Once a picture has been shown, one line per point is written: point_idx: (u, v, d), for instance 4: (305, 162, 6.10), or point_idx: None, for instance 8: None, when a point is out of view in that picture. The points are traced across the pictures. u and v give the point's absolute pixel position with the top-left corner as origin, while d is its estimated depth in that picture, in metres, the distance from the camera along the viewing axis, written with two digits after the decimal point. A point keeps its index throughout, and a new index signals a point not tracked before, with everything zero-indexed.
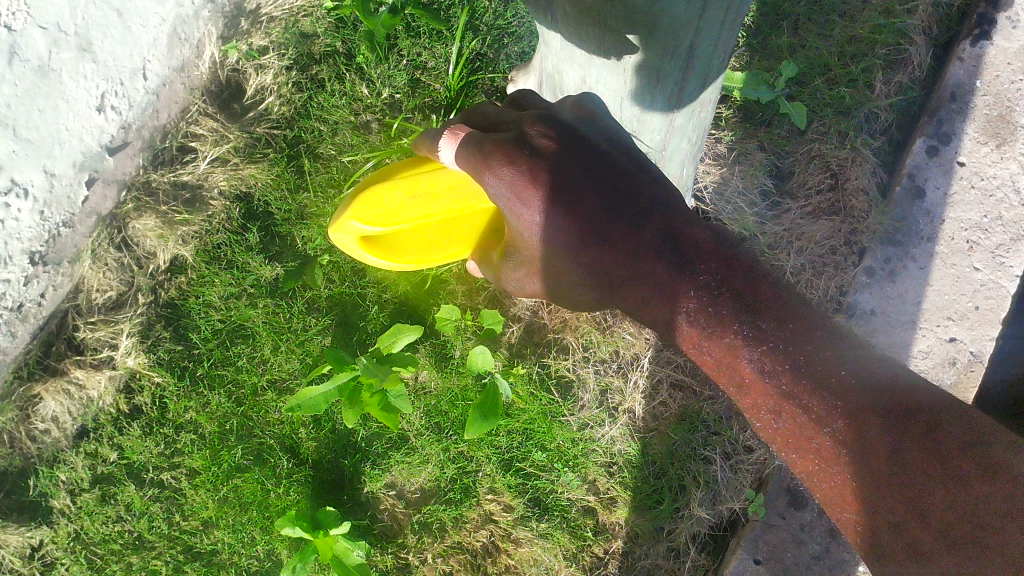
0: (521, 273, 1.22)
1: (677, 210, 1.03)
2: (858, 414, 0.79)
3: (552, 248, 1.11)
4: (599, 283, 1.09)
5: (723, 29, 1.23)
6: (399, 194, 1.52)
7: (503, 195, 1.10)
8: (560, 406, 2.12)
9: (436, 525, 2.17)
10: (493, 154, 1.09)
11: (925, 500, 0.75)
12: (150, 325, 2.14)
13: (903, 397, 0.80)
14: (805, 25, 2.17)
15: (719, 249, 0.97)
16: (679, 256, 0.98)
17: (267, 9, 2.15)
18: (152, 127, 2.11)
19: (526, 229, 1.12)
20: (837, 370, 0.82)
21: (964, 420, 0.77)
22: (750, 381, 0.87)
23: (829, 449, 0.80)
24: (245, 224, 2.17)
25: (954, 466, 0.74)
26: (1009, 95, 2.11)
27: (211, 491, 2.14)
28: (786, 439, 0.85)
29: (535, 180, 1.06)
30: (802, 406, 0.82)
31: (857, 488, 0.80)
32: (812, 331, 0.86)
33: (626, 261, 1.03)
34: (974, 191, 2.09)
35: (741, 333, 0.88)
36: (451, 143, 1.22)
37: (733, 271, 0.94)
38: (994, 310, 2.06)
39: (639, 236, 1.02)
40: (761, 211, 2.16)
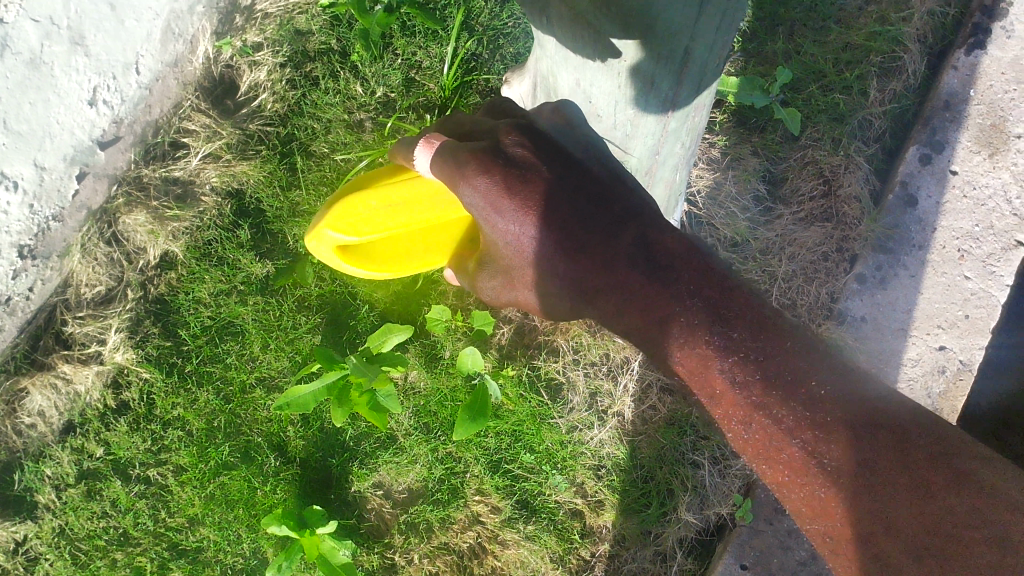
0: (497, 282, 1.19)
1: (652, 219, 1.02)
2: (826, 426, 0.80)
3: (525, 259, 1.08)
4: (571, 294, 1.05)
5: (718, 32, 1.23)
6: (374, 201, 1.51)
7: (478, 205, 1.06)
8: (549, 408, 2.11)
9: (423, 526, 2.16)
10: (467, 164, 1.07)
11: (893, 515, 0.76)
12: (139, 321, 2.13)
13: (872, 409, 0.81)
14: (800, 31, 2.17)
15: (695, 258, 0.95)
16: (653, 264, 0.95)
17: (263, 6, 2.14)
18: (144, 122, 2.11)
19: (500, 237, 1.08)
20: (809, 383, 0.82)
21: (931, 433, 0.79)
22: (721, 392, 0.86)
23: (799, 460, 0.80)
24: (237, 220, 2.17)
25: (923, 479, 0.75)
26: (1001, 104, 2.12)
27: (197, 488, 2.13)
28: (756, 450, 0.84)
29: (509, 190, 1.03)
30: (773, 417, 0.81)
31: (826, 501, 0.80)
32: (784, 340, 0.85)
33: (598, 269, 0.99)
34: (966, 200, 2.10)
35: (713, 342, 0.87)
36: (427, 149, 1.21)
37: (708, 278, 0.92)
38: (984, 319, 2.06)
39: (612, 242, 0.99)
40: (753, 216, 2.15)
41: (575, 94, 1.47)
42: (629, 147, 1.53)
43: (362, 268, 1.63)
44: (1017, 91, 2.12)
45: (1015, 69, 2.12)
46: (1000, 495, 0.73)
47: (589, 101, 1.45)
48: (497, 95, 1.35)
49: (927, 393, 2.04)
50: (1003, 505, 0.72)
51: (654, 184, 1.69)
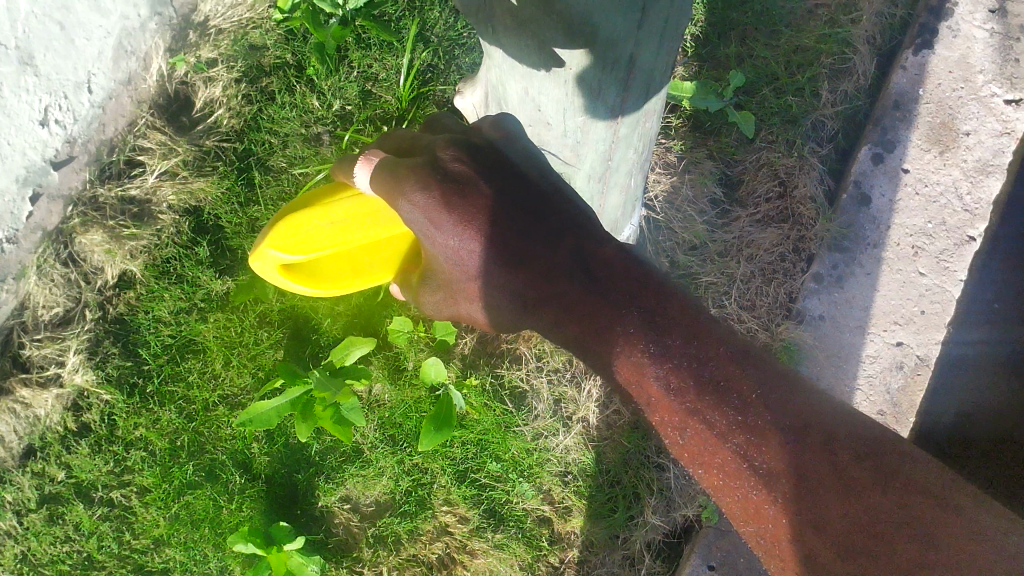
0: (439, 297, 1.21)
1: (590, 233, 1.06)
2: (756, 428, 0.83)
3: (466, 272, 1.10)
4: (511, 306, 1.08)
5: (663, 39, 1.25)
6: (317, 219, 1.52)
7: (418, 220, 1.08)
8: (514, 416, 2.11)
9: (391, 539, 2.16)
10: (405, 180, 1.08)
11: (821, 513, 0.79)
12: (98, 342, 2.11)
13: (800, 411, 0.84)
14: (752, 35, 2.19)
15: (631, 270, 0.99)
16: (590, 275, 0.99)
17: (216, 21, 2.13)
18: (98, 141, 2.11)
19: (441, 252, 1.11)
20: (741, 387, 0.85)
21: (856, 433, 0.83)
22: (656, 398, 0.89)
23: (731, 463, 0.83)
24: (195, 238, 2.15)
25: (848, 477, 0.79)
26: (950, 103, 2.15)
27: (162, 509, 2.12)
28: (692, 454, 0.87)
29: (447, 205, 1.05)
30: (706, 421, 0.85)
31: (758, 502, 0.83)
32: (716, 345, 0.89)
33: (538, 282, 1.03)
34: (918, 197, 2.13)
35: (648, 351, 0.90)
36: (366, 167, 1.24)
37: (643, 288, 0.96)
38: (938, 314, 2.10)
39: (552, 257, 1.03)
40: (710, 219, 2.17)
41: (524, 103, 1.48)
42: (581, 155, 1.55)
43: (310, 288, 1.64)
44: (965, 89, 2.15)
45: (962, 68, 2.16)
46: (919, 489, 0.78)
47: (538, 109, 1.46)
48: (441, 115, 1.39)
49: (886, 389, 2.08)
50: (922, 499, 0.77)
51: (609, 191, 1.70)
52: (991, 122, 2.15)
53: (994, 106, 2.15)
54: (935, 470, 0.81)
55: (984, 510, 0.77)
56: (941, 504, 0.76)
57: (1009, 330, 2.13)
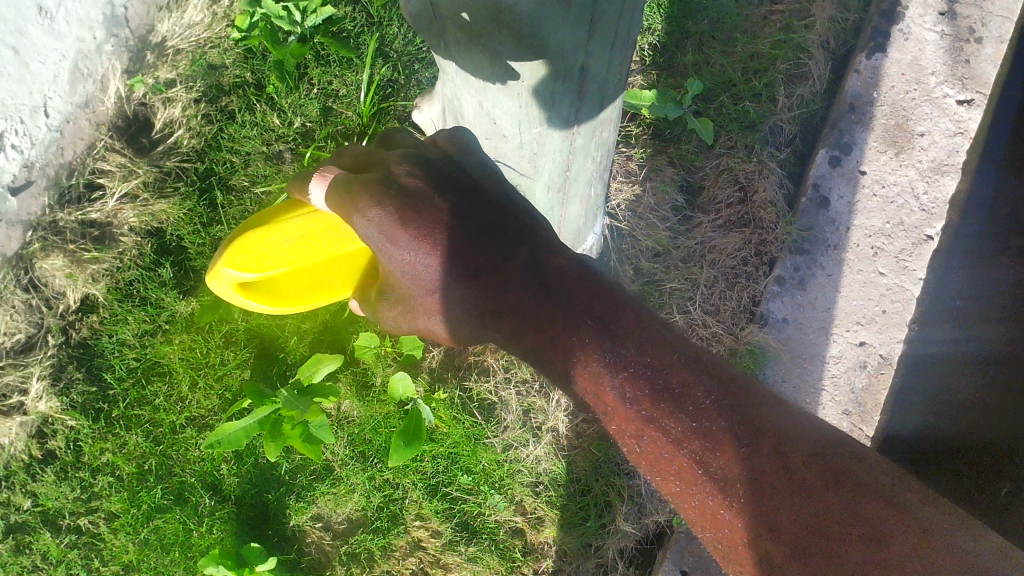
0: (397, 311, 1.21)
1: (545, 242, 1.06)
2: (710, 434, 0.84)
3: (422, 287, 1.09)
4: (469, 318, 1.08)
5: (613, 49, 1.26)
6: (272, 239, 1.52)
7: (374, 237, 1.08)
8: (483, 428, 2.12)
9: (364, 556, 2.15)
10: (359, 197, 1.07)
11: (776, 516, 0.80)
12: (62, 368, 2.09)
13: (752, 414, 0.86)
14: (708, 43, 2.22)
15: (586, 279, 1.00)
16: (546, 287, 1.00)
17: (173, 42, 2.14)
18: (57, 165, 2.10)
19: (398, 267, 1.10)
20: (694, 394, 0.86)
21: (806, 434, 0.86)
22: (613, 407, 0.90)
23: (687, 470, 0.84)
24: (158, 259, 2.13)
25: (801, 479, 0.82)
26: (904, 105, 2.18)
27: (131, 534, 2.09)
28: (649, 462, 0.87)
29: (404, 221, 1.05)
30: (662, 429, 0.85)
31: (714, 508, 0.84)
32: (670, 353, 0.90)
33: (495, 295, 1.03)
34: (876, 198, 2.16)
35: (603, 361, 0.91)
36: (322, 184, 1.23)
37: (597, 298, 0.97)
38: (901, 313, 2.12)
39: (507, 269, 1.03)
40: (673, 225, 2.19)
41: (480, 117, 1.49)
42: (539, 165, 1.56)
43: (266, 303, 1.65)
44: (918, 91, 2.19)
45: (915, 70, 2.19)
46: (870, 491, 0.80)
47: (494, 122, 1.47)
48: (394, 128, 1.38)
49: (850, 389, 2.09)
50: (873, 500, 0.79)
51: (569, 201, 1.71)
52: (944, 122, 2.19)
53: (946, 107, 2.19)
54: (883, 471, 0.83)
55: (931, 509, 0.80)
56: (891, 504, 0.79)
57: (972, 328, 2.17)
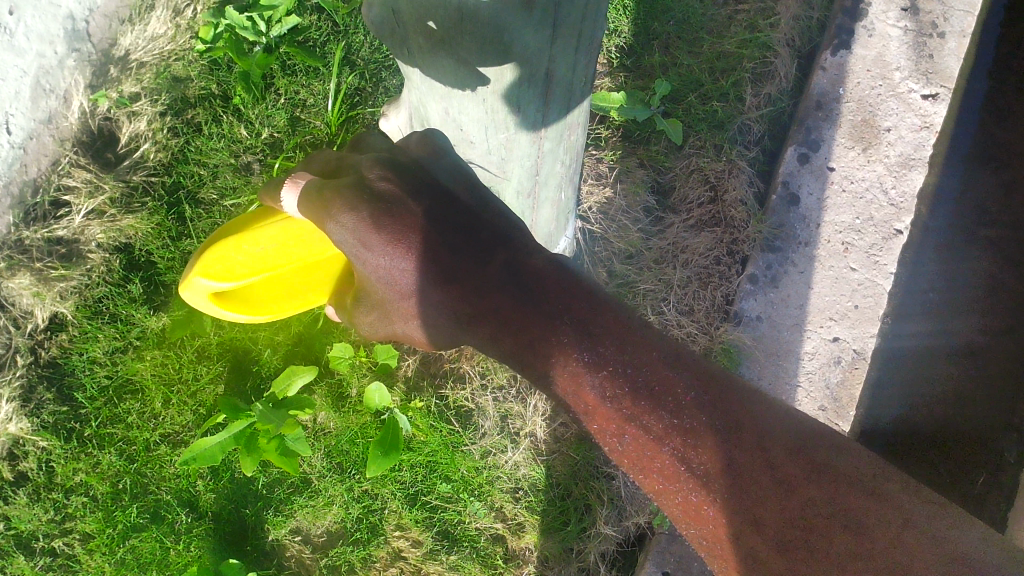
0: (374, 317, 1.19)
1: (519, 243, 1.05)
2: (692, 430, 0.84)
3: (397, 292, 1.07)
4: (445, 322, 1.06)
5: (578, 53, 1.25)
6: (245, 246, 1.52)
7: (347, 241, 1.06)
8: (461, 435, 2.11)
9: (344, 568, 2.13)
10: (332, 202, 1.05)
11: (759, 510, 0.79)
12: (32, 388, 2.06)
13: (733, 410, 0.86)
14: (675, 44, 2.23)
15: (562, 280, 0.99)
16: (523, 288, 0.98)
17: (137, 55, 2.11)
18: (21, 182, 2.10)
19: (373, 272, 1.08)
20: (675, 391, 0.86)
21: (786, 428, 0.86)
22: (593, 406, 0.89)
23: (669, 467, 0.83)
24: (127, 275, 2.11)
25: (783, 472, 0.81)
26: (870, 100, 2.20)
27: (107, 555, 2.06)
28: (631, 460, 0.86)
29: (377, 225, 1.03)
30: (643, 426, 0.85)
31: (697, 504, 0.83)
32: (649, 350, 0.89)
33: (470, 297, 1.01)
34: (845, 194, 2.17)
35: (582, 360, 0.90)
36: (294, 191, 1.21)
37: (574, 299, 0.96)
38: (873, 308, 2.12)
39: (485, 271, 1.02)
40: (645, 227, 2.20)
41: (447, 124, 1.48)
42: (508, 170, 1.55)
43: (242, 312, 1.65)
44: (883, 86, 2.20)
45: (880, 65, 2.20)
46: (851, 483, 0.80)
47: (461, 129, 1.46)
48: (364, 133, 1.38)
49: (825, 384, 2.09)
50: (855, 492, 0.79)
51: (540, 205, 1.71)
52: (909, 117, 2.19)
53: (911, 102, 2.20)
54: (865, 463, 0.83)
55: (911, 498, 0.80)
56: (872, 496, 0.79)
57: (944, 320, 2.19)
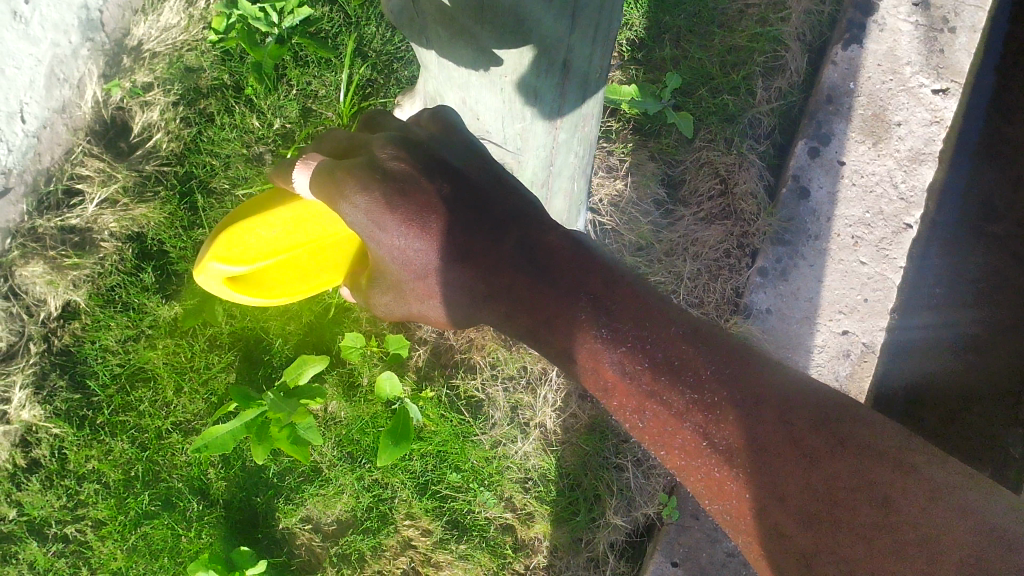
0: (389, 296, 1.20)
1: (534, 219, 1.07)
2: (713, 405, 0.86)
3: (411, 273, 1.08)
4: (465, 299, 1.08)
5: (596, 44, 1.26)
6: (259, 229, 1.52)
7: (361, 222, 1.05)
8: (470, 425, 2.11)
9: (355, 556, 2.14)
10: (344, 182, 1.05)
11: (782, 484, 0.82)
12: (45, 375, 2.07)
13: (753, 384, 0.87)
14: (686, 37, 2.23)
15: (578, 256, 1.02)
16: (538, 265, 1.01)
17: (150, 45, 2.13)
18: (35, 171, 2.11)
19: (388, 253, 1.08)
20: (693, 365, 0.88)
21: (806, 398, 0.86)
22: (614, 383, 0.92)
23: (691, 443, 0.86)
24: (140, 264, 2.12)
25: (805, 445, 0.83)
26: (881, 95, 2.21)
27: (119, 541, 2.07)
28: (653, 436, 0.90)
29: (391, 206, 1.02)
30: (664, 402, 0.88)
31: (721, 479, 0.85)
32: (667, 326, 0.92)
33: (490, 276, 1.04)
34: (855, 188, 2.17)
35: (601, 336, 0.93)
36: (307, 172, 1.22)
37: (590, 274, 0.99)
38: (881, 301, 2.14)
39: (500, 248, 1.05)
40: (655, 220, 2.20)
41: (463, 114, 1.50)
42: (522, 159, 1.56)
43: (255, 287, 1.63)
44: (894, 81, 2.21)
45: (890, 60, 2.21)
46: (873, 454, 0.81)
47: (477, 118, 1.47)
48: (376, 110, 1.37)
49: (834, 376, 2.11)
50: (878, 464, 0.80)
51: (553, 195, 1.71)
52: (920, 111, 2.21)
53: (922, 96, 2.21)
54: (884, 430, 0.84)
55: (934, 467, 0.81)
56: (895, 466, 0.80)
57: (952, 313, 2.18)
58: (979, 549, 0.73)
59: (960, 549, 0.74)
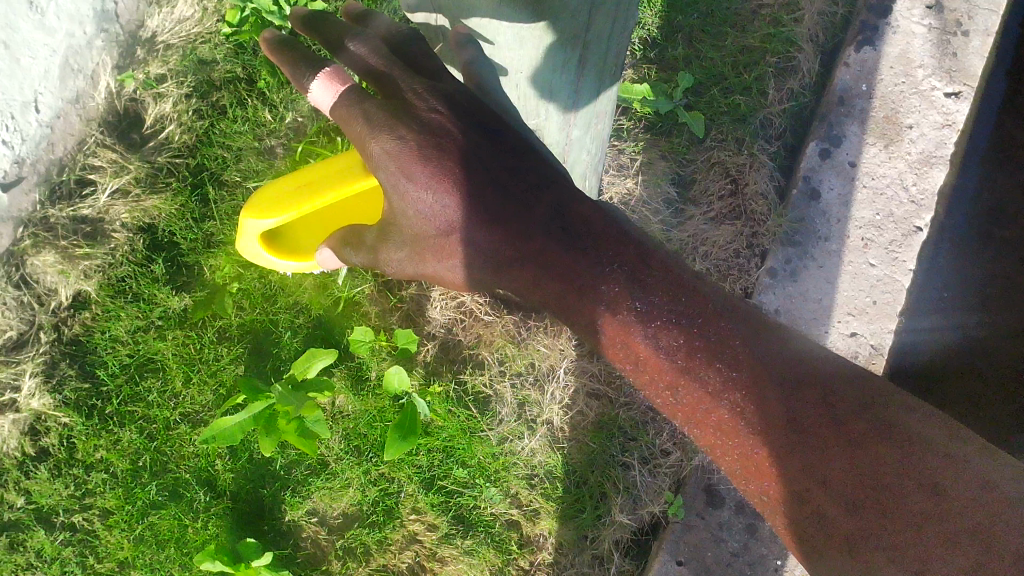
0: (411, 266, 1.26)
1: (566, 192, 1.13)
2: (748, 383, 0.90)
3: (438, 230, 1.15)
4: (488, 262, 1.14)
5: (612, 37, 1.27)
6: (287, 185, 1.53)
7: (388, 169, 1.13)
8: (478, 421, 2.10)
9: (360, 549, 2.14)
10: (375, 121, 1.13)
11: (810, 460, 0.85)
12: (55, 364, 2.08)
13: (786, 365, 0.92)
14: (698, 37, 2.24)
15: (614, 235, 1.06)
16: (569, 234, 1.07)
17: (164, 37, 2.15)
18: (47, 161, 2.11)
19: (414, 209, 1.15)
20: (729, 343, 0.94)
21: (838, 378, 0.91)
22: (647, 357, 0.97)
23: (727, 419, 0.90)
24: (150, 255, 2.14)
25: (839, 423, 0.86)
26: (893, 97, 2.20)
27: (126, 531, 2.08)
28: (688, 413, 0.94)
29: (419, 154, 1.11)
30: (699, 376, 0.92)
31: (756, 458, 0.89)
32: (702, 301, 0.98)
33: (517, 242, 1.10)
34: (866, 190, 2.17)
35: (634, 310, 0.99)
36: (331, 89, 1.17)
37: (626, 252, 1.04)
38: (891, 303, 2.14)
39: (530, 215, 1.10)
40: (665, 218, 2.20)
41: None
42: None
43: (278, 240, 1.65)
44: (906, 83, 2.21)
45: (903, 63, 2.21)
46: (898, 428, 0.84)
47: None
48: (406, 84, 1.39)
49: None
50: (909, 443, 0.82)
51: None
52: (932, 114, 2.21)
53: (934, 99, 2.21)
54: (913, 411, 0.87)
55: (959, 444, 0.83)
56: (920, 441, 0.82)
57: (959, 317, 2.20)
58: (1000, 521, 0.74)
59: (975, 514, 0.75)
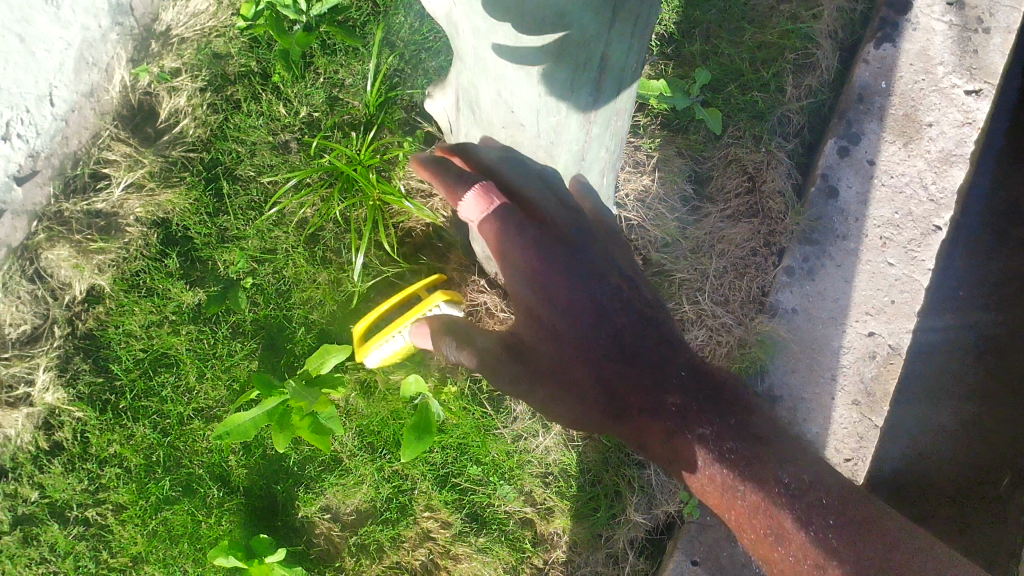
0: (523, 387, 1.45)
1: (682, 351, 1.30)
2: (809, 493, 1.05)
3: (559, 358, 1.36)
4: (599, 400, 1.32)
5: (633, 34, 1.23)
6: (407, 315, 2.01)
7: (527, 289, 1.36)
8: (492, 419, 2.10)
9: (373, 547, 2.13)
10: (512, 228, 1.35)
11: (855, 559, 0.96)
12: (68, 359, 2.08)
13: (846, 491, 1.06)
14: (716, 32, 2.22)
15: (722, 392, 1.23)
16: (678, 384, 1.24)
17: (179, 31, 2.16)
18: (62, 155, 2.12)
19: (540, 326, 1.37)
20: (781, 450, 1.12)
21: (891, 517, 1.05)
22: (721, 472, 1.11)
23: (783, 524, 1.02)
24: (164, 249, 2.12)
25: (881, 538, 0.99)
26: (912, 95, 2.18)
27: (139, 526, 2.07)
28: (746, 517, 1.07)
29: (544, 270, 1.33)
30: (762, 480, 1.07)
31: (802, 557, 1.00)
32: (776, 435, 1.15)
33: (626, 383, 1.28)
34: (885, 189, 2.15)
35: (716, 433, 1.15)
36: (483, 201, 1.40)
37: (731, 402, 1.21)
38: (910, 303, 2.10)
39: (640, 358, 1.28)
40: (681, 216, 2.19)
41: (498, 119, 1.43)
42: (553, 157, 1.51)
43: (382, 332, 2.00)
44: (926, 81, 2.19)
45: (922, 60, 2.20)
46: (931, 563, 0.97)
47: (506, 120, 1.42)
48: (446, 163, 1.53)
49: (860, 380, 2.07)
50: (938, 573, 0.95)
51: None
52: (952, 112, 2.19)
53: (954, 97, 2.19)
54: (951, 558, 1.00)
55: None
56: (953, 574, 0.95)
57: (972, 315, 2.32)
58: None
59: None
